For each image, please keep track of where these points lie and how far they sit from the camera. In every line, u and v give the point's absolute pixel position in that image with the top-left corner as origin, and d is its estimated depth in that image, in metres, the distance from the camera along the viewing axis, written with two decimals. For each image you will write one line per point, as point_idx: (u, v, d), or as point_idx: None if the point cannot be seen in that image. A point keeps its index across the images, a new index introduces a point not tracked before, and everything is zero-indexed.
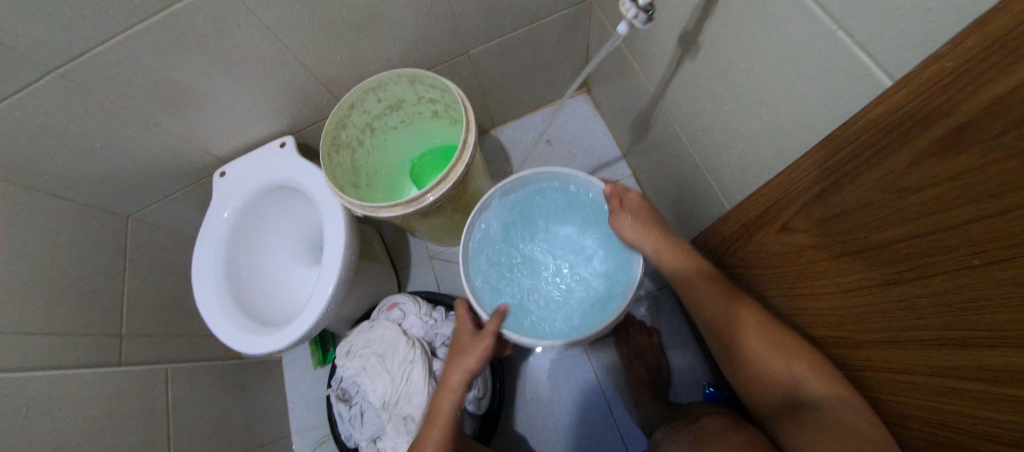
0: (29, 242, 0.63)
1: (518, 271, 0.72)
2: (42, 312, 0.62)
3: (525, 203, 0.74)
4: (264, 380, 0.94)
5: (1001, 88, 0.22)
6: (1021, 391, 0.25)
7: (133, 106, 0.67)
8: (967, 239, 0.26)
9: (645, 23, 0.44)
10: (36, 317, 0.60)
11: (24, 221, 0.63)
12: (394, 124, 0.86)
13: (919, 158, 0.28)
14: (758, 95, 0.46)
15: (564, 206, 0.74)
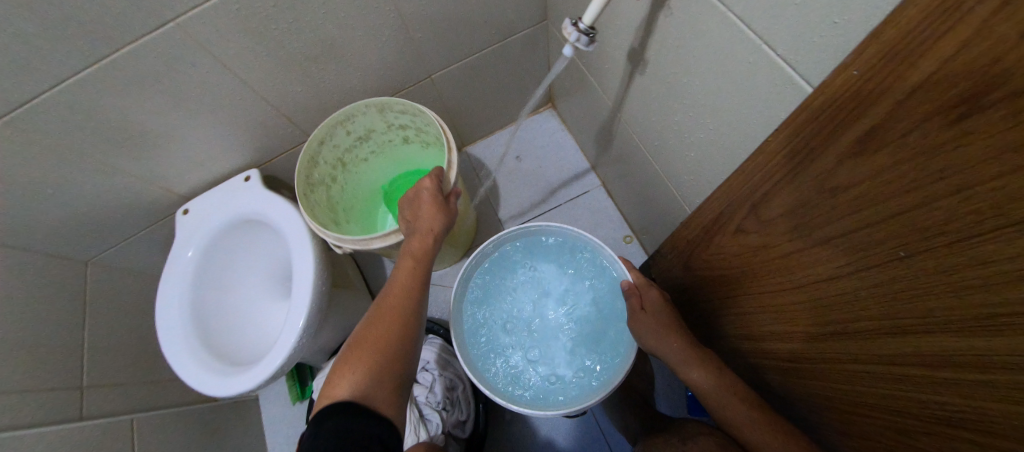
0: None
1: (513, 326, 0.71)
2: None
3: (526, 254, 0.73)
4: (240, 422, 0.90)
5: (902, 92, 0.24)
6: (962, 373, 0.26)
7: (87, 149, 0.65)
8: (892, 232, 0.28)
9: (588, 45, 0.46)
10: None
11: None
12: (365, 155, 0.87)
13: (843, 160, 0.30)
14: (702, 105, 0.48)
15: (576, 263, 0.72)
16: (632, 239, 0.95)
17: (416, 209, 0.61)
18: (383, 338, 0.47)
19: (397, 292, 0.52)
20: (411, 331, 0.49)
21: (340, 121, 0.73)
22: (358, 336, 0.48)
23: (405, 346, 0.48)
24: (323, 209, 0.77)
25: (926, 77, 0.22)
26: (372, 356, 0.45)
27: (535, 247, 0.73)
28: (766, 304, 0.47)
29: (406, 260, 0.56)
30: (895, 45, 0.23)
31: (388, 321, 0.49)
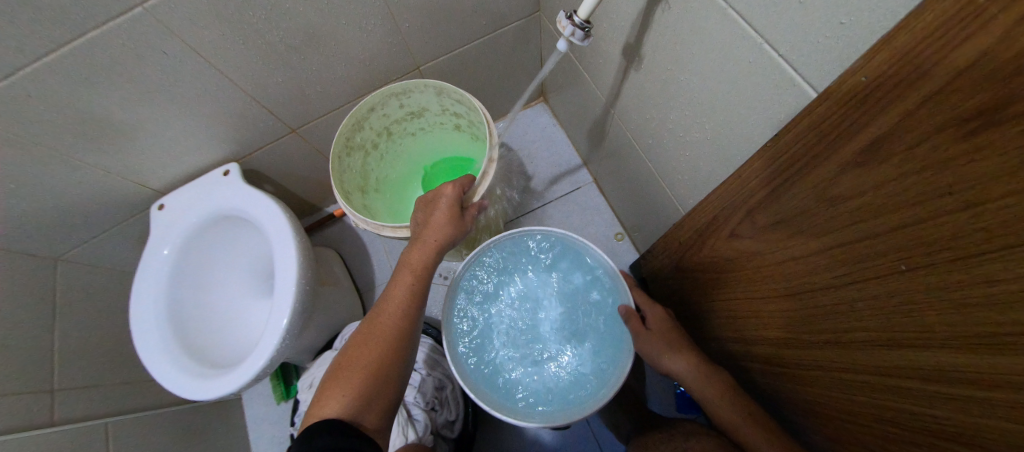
0: None
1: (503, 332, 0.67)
2: None
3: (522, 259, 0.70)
4: (222, 422, 0.88)
5: (911, 102, 0.22)
6: (956, 388, 0.26)
7: (52, 142, 0.61)
8: (893, 246, 0.27)
9: (583, 40, 0.44)
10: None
11: None
12: (411, 131, 0.83)
13: (845, 168, 0.29)
14: (699, 105, 0.46)
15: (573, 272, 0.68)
16: (624, 237, 0.94)
17: (426, 214, 0.56)
18: (373, 359, 0.46)
19: (393, 309, 0.50)
20: (403, 354, 0.48)
21: (393, 92, 0.69)
22: (350, 353, 0.47)
23: (395, 368, 0.46)
24: (349, 178, 0.72)
25: (942, 86, 0.20)
26: (359, 380, 0.44)
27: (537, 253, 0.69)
28: (760, 309, 0.46)
29: (407, 273, 0.52)
30: (909, 51, 0.22)
31: (381, 342, 0.47)
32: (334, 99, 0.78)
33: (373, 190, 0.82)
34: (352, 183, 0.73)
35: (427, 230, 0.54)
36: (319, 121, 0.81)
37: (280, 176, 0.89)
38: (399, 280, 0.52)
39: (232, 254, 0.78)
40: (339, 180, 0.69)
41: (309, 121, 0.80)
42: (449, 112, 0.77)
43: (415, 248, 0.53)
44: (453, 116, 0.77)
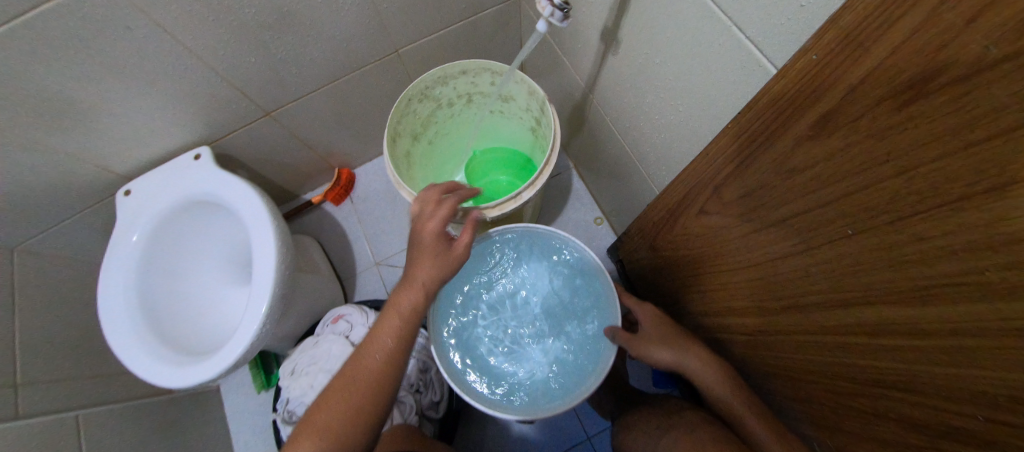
0: None
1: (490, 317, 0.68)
2: None
3: (533, 253, 0.69)
4: (200, 414, 0.86)
5: (854, 78, 0.25)
6: (895, 339, 0.29)
7: (5, 122, 0.57)
8: (840, 212, 0.29)
9: (562, 21, 0.45)
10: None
11: None
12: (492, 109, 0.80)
13: (799, 143, 0.31)
14: (673, 88, 0.48)
15: (576, 275, 0.67)
16: (603, 222, 0.96)
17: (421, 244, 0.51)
18: (348, 407, 0.45)
19: (377, 352, 0.47)
20: (382, 398, 0.46)
21: (488, 68, 0.67)
22: (328, 394, 0.46)
23: (371, 416, 0.45)
24: (408, 121, 0.70)
25: (880, 62, 0.23)
26: (334, 430, 0.43)
27: (549, 252, 0.69)
28: (729, 281, 0.49)
29: (394, 314, 0.49)
30: (851, 28, 0.24)
31: (359, 389, 0.46)
32: (309, 81, 0.76)
33: (426, 141, 0.79)
34: (408, 127, 0.71)
35: (417, 268, 0.50)
36: (294, 103, 0.79)
37: (254, 161, 0.87)
38: (386, 321, 0.49)
39: (207, 241, 0.76)
40: (397, 116, 0.66)
41: (284, 104, 0.78)
42: (528, 115, 0.74)
43: (408, 289, 0.49)
44: (530, 120, 0.74)
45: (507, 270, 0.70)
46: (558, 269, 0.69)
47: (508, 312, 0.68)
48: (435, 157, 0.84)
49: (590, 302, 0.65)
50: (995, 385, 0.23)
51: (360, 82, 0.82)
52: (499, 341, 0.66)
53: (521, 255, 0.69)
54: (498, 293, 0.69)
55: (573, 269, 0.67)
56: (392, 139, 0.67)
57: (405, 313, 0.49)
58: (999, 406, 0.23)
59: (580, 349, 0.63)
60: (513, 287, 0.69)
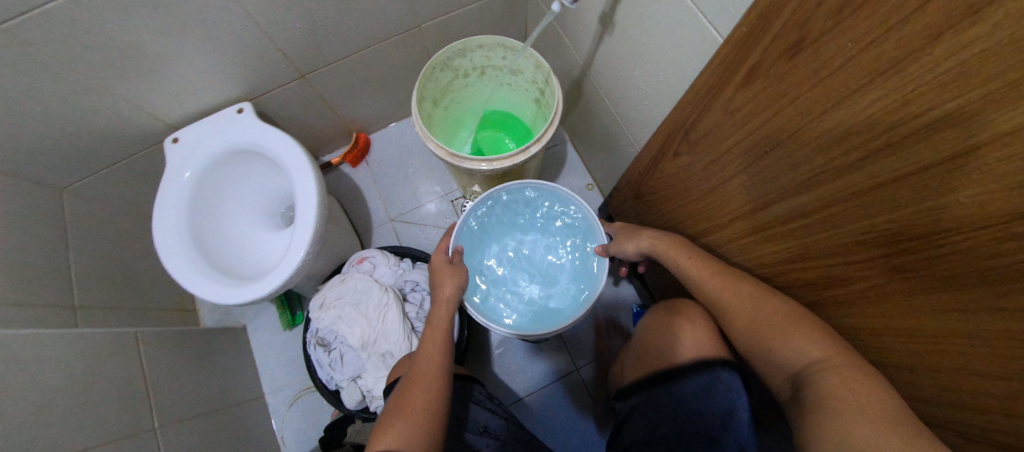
0: None
1: (502, 251, 0.82)
2: None
3: (559, 213, 0.80)
4: (232, 347, 0.96)
5: (765, 41, 0.39)
6: (796, 220, 0.44)
7: (83, 69, 0.65)
8: (763, 136, 0.44)
9: (572, 3, 0.58)
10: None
11: None
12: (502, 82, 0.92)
13: (737, 91, 0.45)
14: (651, 61, 0.62)
15: (582, 247, 0.78)
16: (593, 187, 1.11)
17: (438, 269, 0.64)
18: (422, 397, 0.50)
19: (430, 353, 0.55)
20: (444, 386, 0.52)
21: (502, 43, 0.79)
22: (399, 397, 0.51)
23: (440, 404, 0.50)
24: (431, 87, 0.81)
25: (777, 31, 0.37)
26: (413, 419, 0.48)
27: (570, 219, 0.79)
28: (693, 211, 0.64)
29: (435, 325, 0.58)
30: (764, 10, 0.38)
31: (426, 383, 0.52)
32: (342, 49, 0.86)
33: (442, 107, 0.90)
34: (430, 92, 0.82)
35: (440, 286, 0.62)
36: (325, 68, 0.88)
37: (282, 119, 0.96)
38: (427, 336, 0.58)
39: (244, 189, 0.85)
40: (424, 81, 0.78)
41: (318, 68, 0.87)
42: (535, 86, 0.87)
43: (439, 305, 0.60)
44: (536, 90, 0.87)
45: (524, 215, 0.82)
46: (568, 230, 0.80)
47: (519, 253, 0.82)
48: (449, 122, 0.95)
49: (581, 269, 0.77)
50: (851, 225, 0.38)
51: (384, 52, 0.92)
52: (502, 270, 0.80)
53: (548, 211, 0.81)
54: (519, 234, 0.82)
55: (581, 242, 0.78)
56: (418, 100, 0.78)
57: (442, 321, 0.59)
58: (857, 248, 0.38)
59: (560, 301, 0.76)
60: (530, 234, 0.82)
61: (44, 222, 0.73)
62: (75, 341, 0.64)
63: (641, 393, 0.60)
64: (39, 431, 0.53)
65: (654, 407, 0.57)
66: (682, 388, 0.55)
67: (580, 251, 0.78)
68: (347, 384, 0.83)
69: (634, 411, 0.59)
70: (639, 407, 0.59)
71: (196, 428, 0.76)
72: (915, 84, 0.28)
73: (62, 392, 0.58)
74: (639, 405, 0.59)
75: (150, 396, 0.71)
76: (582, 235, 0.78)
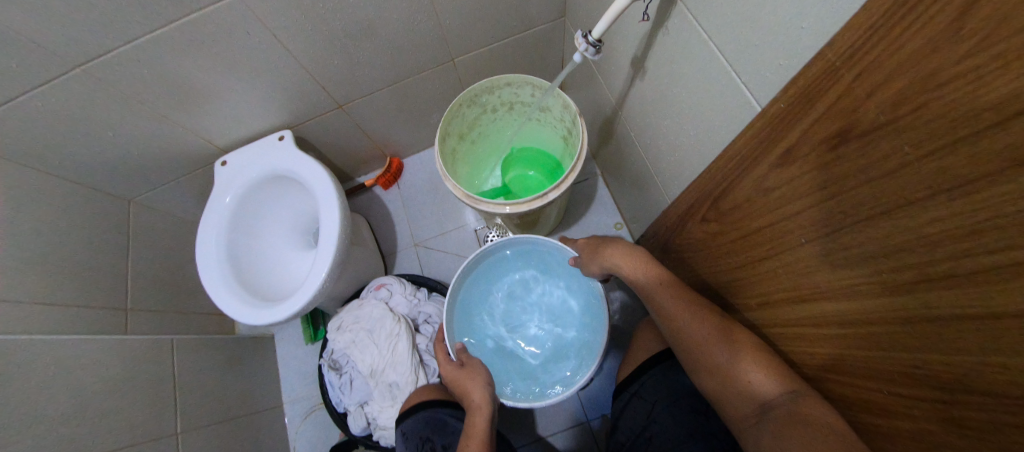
0: (40, 222, 0.69)
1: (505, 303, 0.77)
2: (50, 287, 0.68)
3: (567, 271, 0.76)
4: (259, 355, 1.02)
5: (807, 123, 0.34)
6: (835, 327, 0.37)
7: (149, 103, 0.72)
8: (798, 225, 0.38)
9: (594, 55, 0.56)
10: (33, 292, 0.65)
11: (35, 206, 0.69)
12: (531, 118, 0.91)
13: (773, 168, 0.40)
14: (682, 114, 0.57)
15: (588, 312, 0.73)
16: (622, 227, 1.05)
17: (456, 379, 0.64)
18: None
19: None
20: None
21: (531, 83, 0.78)
22: None
23: None
24: (457, 123, 0.81)
25: (821, 113, 0.32)
26: None
27: (577, 280, 0.75)
28: (721, 282, 0.57)
29: (476, 434, 0.55)
30: (807, 86, 0.33)
31: None
32: (377, 83, 0.88)
33: (469, 140, 0.90)
34: (456, 128, 0.82)
35: (469, 395, 0.61)
36: (361, 100, 0.92)
37: (322, 145, 1.01)
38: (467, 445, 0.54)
39: (278, 210, 0.91)
40: (450, 118, 0.78)
41: (355, 100, 0.91)
42: (562, 124, 0.84)
43: (474, 413, 0.59)
44: (564, 128, 0.84)
45: (532, 268, 0.78)
46: (575, 291, 0.75)
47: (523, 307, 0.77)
48: (476, 155, 0.95)
49: (585, 335, 0.72)
50: (896, 350, 0.31)
51: (418, 84, 0.94)
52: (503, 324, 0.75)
53: (555, 268, 0.77)
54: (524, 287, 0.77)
55: (587, 306, 0.73)
56: (442, 137, 0.78)
57: (479, 430, 0.56)
58: (898, 379, 0.32)
59: (559, 369, 0.71)
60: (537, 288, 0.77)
61: (108, 231, 0.82)
62: (112, 345, 0.70)
63: (636, 380, 0.66)
64: (66, 429, 0.58)
65: (657, 390, 0.63)
66: (673, 371, 0.64)
67: (585, 316, 0.73)
68: (353, 410, 0.84)
69: (635, 397, 0.65)
70: (640, 390, 0.65)
71: (212, 434, 0.80)
72: (981, 213, 0.22)
73: (99, 395, 0.64)
74: (639, 391, 0.66)
75: (176, 402, 0.76)
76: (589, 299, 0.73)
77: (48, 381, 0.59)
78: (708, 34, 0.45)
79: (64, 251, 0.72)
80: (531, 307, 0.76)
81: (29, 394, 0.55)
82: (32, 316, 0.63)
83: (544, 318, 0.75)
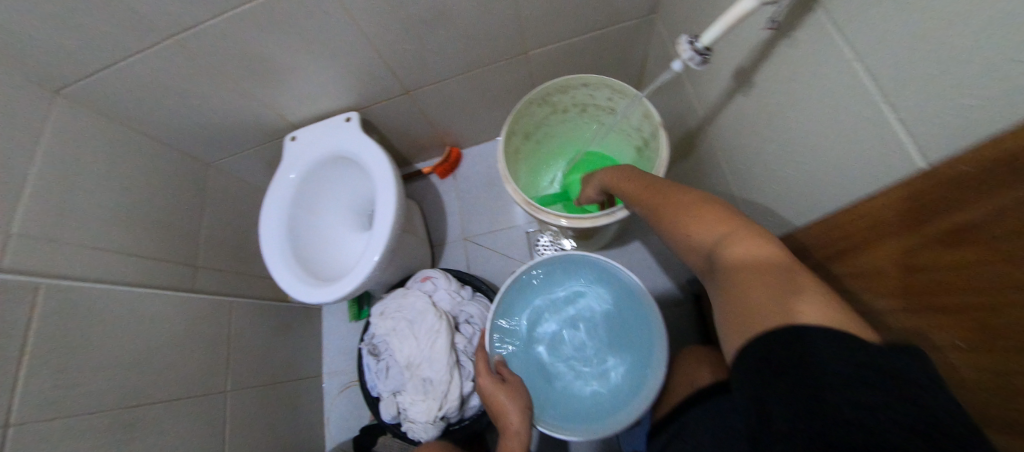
0: (128, 181, 0.75)
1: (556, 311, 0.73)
2: (132, 240, 0.73)
3: (634, 315, 0.70)
4: (306, 323, 1.07)
5: (1002, 202, 0.26)
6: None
7: (231, 76, 0.75)
8: (974, 322, 0.30)
9: (699, 65, 0.48)
10: (118, 245, 0.70)
11: (123, 165, 0.75)
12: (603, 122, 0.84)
13: (934, 241, 0.32)
14: (798, 143, 0.48)
15: (635, 367, 0.66)
16: None
17: (492, 397, 0.61)
18: None
19: None
20: None
21: (611, 86, 0.71)
22: None
23: None
24: (525, 122, 0.77)
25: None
26: None
27: (639, 329, 0.68)
28: None
29: None
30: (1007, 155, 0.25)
31: None
32: (447, 72, 0.85)
33: (534, 141, 0.85)
34: (522, 127, 0.77)
35: (505, 418, 0.58)
36: (428, 88, 0.89)
37: (385, 128, 1.01)
38: None
39: (339, 189, 0.93)
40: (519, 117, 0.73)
41: (422, 87, 0.89)
42: (639, 134, 0.77)
43: (510, 438, 0.56)
44: (641, 139, 0.77)
45: (597, 293, 0.73)
46: (634, 341, 0.68)
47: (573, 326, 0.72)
48: (539, 156, 0.90)
49: (621, 391, 0.65)
50: None
51: (487, 76, 0.90)
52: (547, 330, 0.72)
53: (622, 306, 0.71)
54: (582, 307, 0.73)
55: (638, 362, 0.66)
56: (507, 135, 0.74)
57: None
58: None
59: (578, 406, 0.65)
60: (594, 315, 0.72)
61: (186, 192, 0.87)
62: (180, 302, 0.75)
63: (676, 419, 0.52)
64: (130, 377, 0.63)
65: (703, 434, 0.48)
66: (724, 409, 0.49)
67: (630, 372, 0.66)
68: (387, 396, 0.86)
69: (674, 439, 0.51)
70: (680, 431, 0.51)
71: (255, 397, 0.85)
72: None
73: (163, 347, 0.69)
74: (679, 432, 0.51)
75: (228, 361, 0.81)
76: (643, 356, 0.66)
77: (120, 331, 0.64)
78: (861, 53, 0.36)
79: (147, 209, 0.77)
80: (576, 328, 0.72)
81: (100, 342, 0.61)
82: (112, 267, 0.68)
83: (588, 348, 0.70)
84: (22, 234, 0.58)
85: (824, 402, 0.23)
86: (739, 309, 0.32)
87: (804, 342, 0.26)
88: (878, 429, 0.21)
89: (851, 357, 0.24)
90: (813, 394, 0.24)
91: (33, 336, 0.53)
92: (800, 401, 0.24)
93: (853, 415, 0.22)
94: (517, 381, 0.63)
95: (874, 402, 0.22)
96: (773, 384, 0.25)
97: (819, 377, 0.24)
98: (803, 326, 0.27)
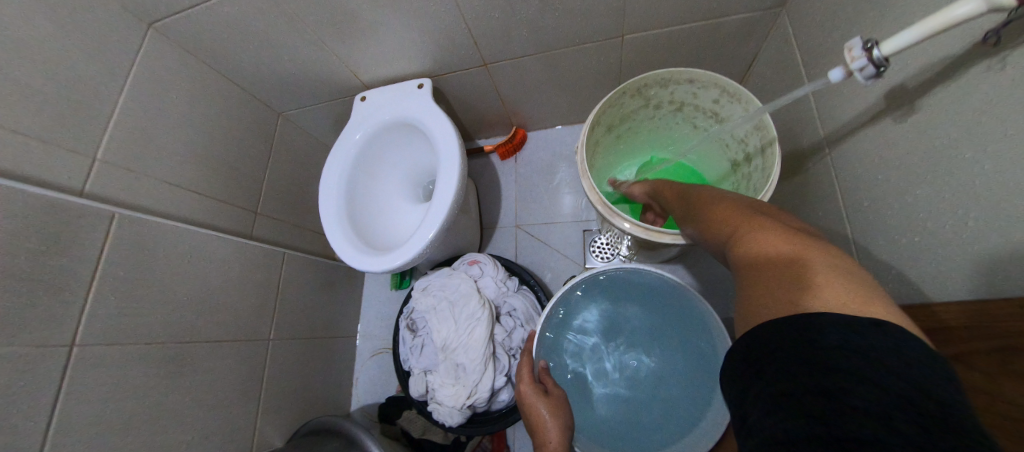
0: (204, 120, 0.75)
1: (614, 322, 0.67)
2: (205, 180, 0.74)
3: (702, 362, 0.61)
4: (349, 283, 1.08)
5: None
6: None
7: (312, 27, 0.72)
8: None
9: (869, 78, 0.39)
10: (190, 183, 0.72)
11: (201, 104, 0.75)
12: (698, 125, 0.75)
13: None
14: (977, 195, 0.38)
15: (680, 415, 0.60)
16: None
17: (529, 406, 0.57)
18: None
19: None
20: None
21: (722, 86, 0.62)
22: None
23: None
24: (612, 113, 0.69)
25: None
26: None
27: (703, 384, 0.60)
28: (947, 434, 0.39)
29: None
30: None
31: None
32: (531, 48, 0.79)
33: (616, 136, 0.78)
34: (608, 118, 0.70)
35: (543, 430, 0.55)
36: (508, 63, 0.83)
37: (455, 100, 0.97)
38: None
39: (400, 156, 0.91)
40: (609, 107, 0.66)
41: (501, 61, 0.82)
42: (743, 146, 0.67)
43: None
44: (744, 151, 0.67)
45: (665, 321, 0.65)
46: (692, 392, 0.61)
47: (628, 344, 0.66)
48: (617, 153, 0.83)
49: (656, 431, 0.60)
50: None
51: (574, 57, 0.82)
52: (598, 337, 0.67)
53: (692, 349, 0.63)
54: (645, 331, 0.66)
55: (684, 412, 0.60)
56: (592, 126, 0.67)
57: None
58: None
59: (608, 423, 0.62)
60: (655, 343, 0.65)
61: (256, 139, 0.88)
62: (239, 247, 0.77)
63: None
64: (187, 314, 0.65)
65: None
66: None
67: (673, 419, 0.60)
68: (417, 373, 0.84)
69: None
70: None
71: (295, 348, 0.88)
72: None
73: (218, 289, 0.71)
74: None
75: (274, 311, 0.83)
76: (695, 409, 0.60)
77: (180, 269, 0.65)
78: None
79: (220, 151, 0.78)
80: (623, 340, 0.66)
81: (164, 276, 0.62)
82: (181, 204, 0.69)
83: (638, 374, 0.64)
84: (106, 162, 0.59)
85: (826, 379, 0.21)
86: (758, 308, 0.29)
87: (815, 321, 0.24)
88: (882, 407, 0.19)
89: (858, 337, 0.22)
90: (814, 366, 0.22)
91: (103, 263, 0.55)
92: (803, 383, 0.21)
93: (856, 395, 0.20)
94: (557, 392, 0.59)
95: (880, 382, 0.20)
96: (776, 359, 0.24)
97: (820, 352, 0.22)
98: (820, 310, 0.24)
